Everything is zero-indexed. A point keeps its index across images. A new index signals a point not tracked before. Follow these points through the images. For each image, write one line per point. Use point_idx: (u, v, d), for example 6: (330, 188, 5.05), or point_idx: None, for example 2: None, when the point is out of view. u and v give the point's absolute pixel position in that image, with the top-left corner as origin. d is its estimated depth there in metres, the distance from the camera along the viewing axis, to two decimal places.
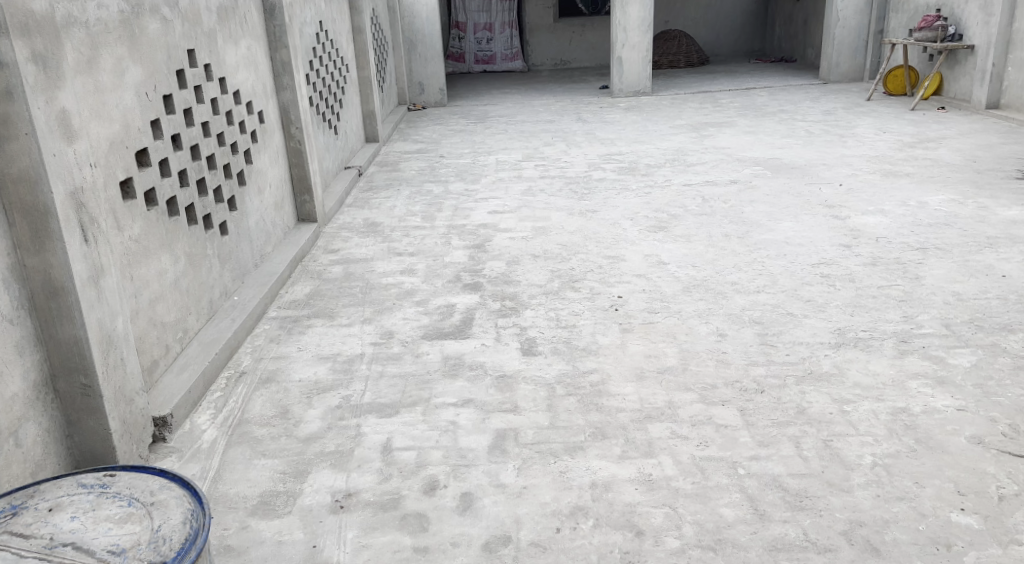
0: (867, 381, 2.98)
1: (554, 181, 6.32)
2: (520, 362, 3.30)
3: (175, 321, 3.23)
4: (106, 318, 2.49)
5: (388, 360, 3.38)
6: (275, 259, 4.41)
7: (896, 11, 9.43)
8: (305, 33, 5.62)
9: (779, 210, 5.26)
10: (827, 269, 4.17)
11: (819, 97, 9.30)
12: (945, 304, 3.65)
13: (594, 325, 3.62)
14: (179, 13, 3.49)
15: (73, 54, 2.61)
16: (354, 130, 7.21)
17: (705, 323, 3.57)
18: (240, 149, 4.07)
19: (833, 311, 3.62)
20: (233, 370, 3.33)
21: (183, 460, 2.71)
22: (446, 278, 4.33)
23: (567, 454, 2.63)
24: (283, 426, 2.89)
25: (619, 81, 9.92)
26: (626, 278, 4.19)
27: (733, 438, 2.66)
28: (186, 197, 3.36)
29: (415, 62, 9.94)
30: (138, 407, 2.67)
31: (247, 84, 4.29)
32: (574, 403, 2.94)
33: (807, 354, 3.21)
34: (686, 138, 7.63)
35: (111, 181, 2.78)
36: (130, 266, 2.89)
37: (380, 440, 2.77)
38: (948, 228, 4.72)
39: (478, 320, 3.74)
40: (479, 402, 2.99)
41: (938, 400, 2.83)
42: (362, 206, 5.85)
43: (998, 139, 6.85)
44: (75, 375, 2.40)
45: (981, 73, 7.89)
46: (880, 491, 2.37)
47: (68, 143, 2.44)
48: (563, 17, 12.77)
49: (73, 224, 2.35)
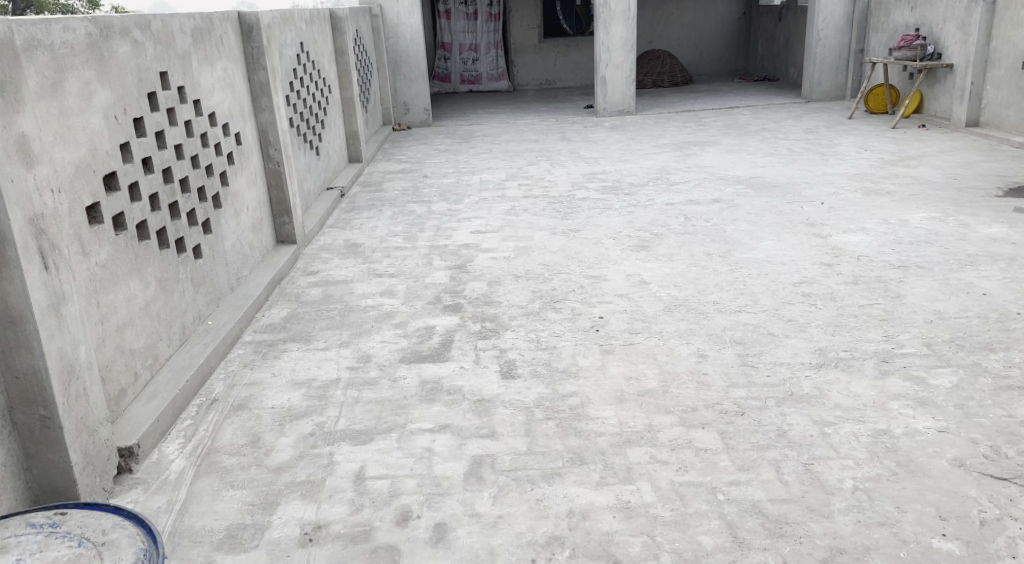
0: (848, 402, 2.94)
1: (538, 200, 6.28)
2: (499, 385, 3.24)
3: (145, 348, 3.16)
4: (68, 348, 2.43)
5: (364, 385, 3.32)
6: (251, 282, 4.35)
7: (876, 30, 9.52)
8: (285, 55, 5.59)
9: (762, 228, 5.25)
10: (809, 288, 4.15)
11: (802, 115, 9.34)
12: (926, 323, 3.63)
13: (574, 347, 3.58)
14: (151, 35, 3.46)
15: (36, 78, 2.57)
16: (337, 151, 7.18)
17: (686, 344, 3.54)
18: (216, 171, 4.02)
19: (814, 330, 3.60)
20: (205, 398, 3.26)
21: (149, 492, 2.64)
22: (426, 299, 4.28)
23: (544, 481, 2.57)
24: (254, 455, 2.83)
25: (603, 101, 9.95)
26: (607, 298, 4.16)
27: (713, 463, 2.62)
28: (157, 221, 3.31)
29: (399, 82, 9.94)
30: (102, 437, 2.60)
31: (224, 106, 4.25)
32: (553, 428, 2.89)
33: (788, 376, 3.18)
34: (669, 157, 7.63)
35: (76, 207, 2.72)
36: (96, 292, 2.82)
37: (352, 469, 2.71)
38: (929, 246, 4.72)
39: (457, 342, 3.70)
40: (456, 427, 2.93)
41: (919, 421, 2.80)
42: (344, 227, 5.80)
43: (977, 157, 6.89)
44: (33, 406, 2.34)
45: (960, 91, 7.96)
46: (861, 517, 2.32)
47: (27, 169, 2.39)
48: (548, 37, 12.82)
49: (32, 251, 2.30)
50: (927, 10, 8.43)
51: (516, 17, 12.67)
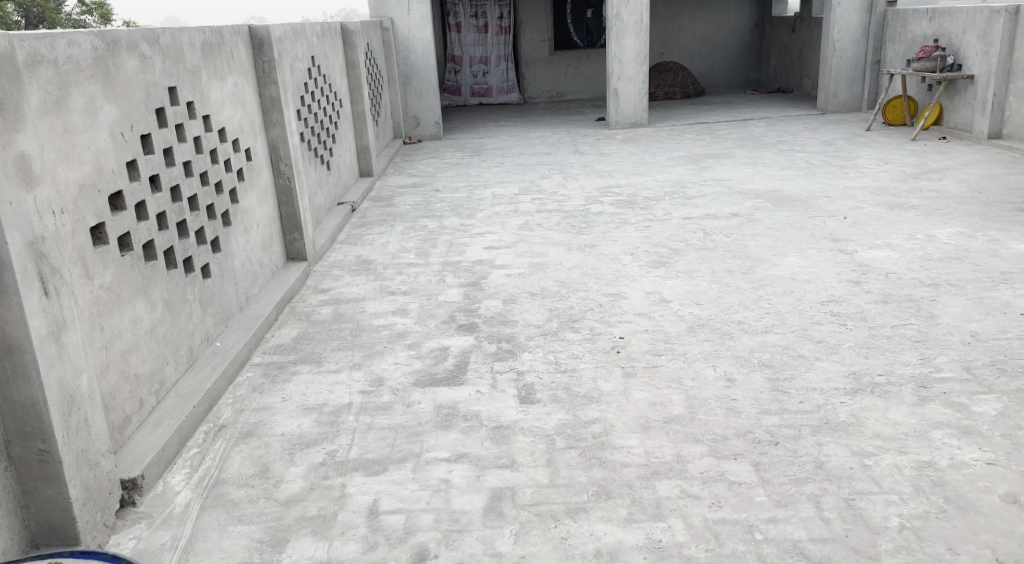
0: (888, 431, 2.79)
1: (552, 215, 6.15)
2: (517, 411, 3.10)
3: (151, 373, 3.04)
4: (68, 377, 2.31)
5: (377, 411, 3.18)
6: (261, 301, 4.23)
7: (894, 41, 9.39)
8: (296, 69, 5.50)
9: (783, 244, 5.10)
10: (837, 307, 3.99)
11: (818, 127, 9.19)
12: (964, 344, 3.47)
13: (595, 369, 3.43)
14: (159, 50, 3.35)
15: (39, 94, 2.46)
16: (348, 165, 7.07)
17: (712, 367, 3.39)
18: (225, 188, 3.91)
19: (846, 353, 3.44)
20: (213, 424, 3.13)
21: (153, 527, 2.51)
22: (440, 318, 4.15)
23: (568, 518, 2.43)
24: (263, 487, 2.70)
25: (615, 113, 9.83)
26: (627, 317, 4.02)
27: (748, 498, 2.47)
28: (165, 241, 3.19)
29: (410, 96, 9.85)
30: (103, 470, 2.47)
31: (233, 122, 4.14)
32: (575, 458, 2.75)
33: (822, 402, 3.02)
34: (685, 170, 7.49)
35: (80, 227, 2.61)
36: (100, 316, 2.70)
37: (365, 502, 2.57)
38: (960, 262, 4.56)
39: (473, 364, 3.56)
40: (473, 457, 2.79)
41: (965, 452, 2.64)
42: (355, 243, 5.69)
43: (1003, 170, 6.72)
44: (31, 440, 2.22)
45: (982, 102, 7.79)
46: (911, 559, 2.17)
47: (27, 189, 2.27)
48: (559, 50, 12.73)
49: (32, 276, 2.19)
50: (946, 20, 8.30)
51: (527, 30, 12.55)
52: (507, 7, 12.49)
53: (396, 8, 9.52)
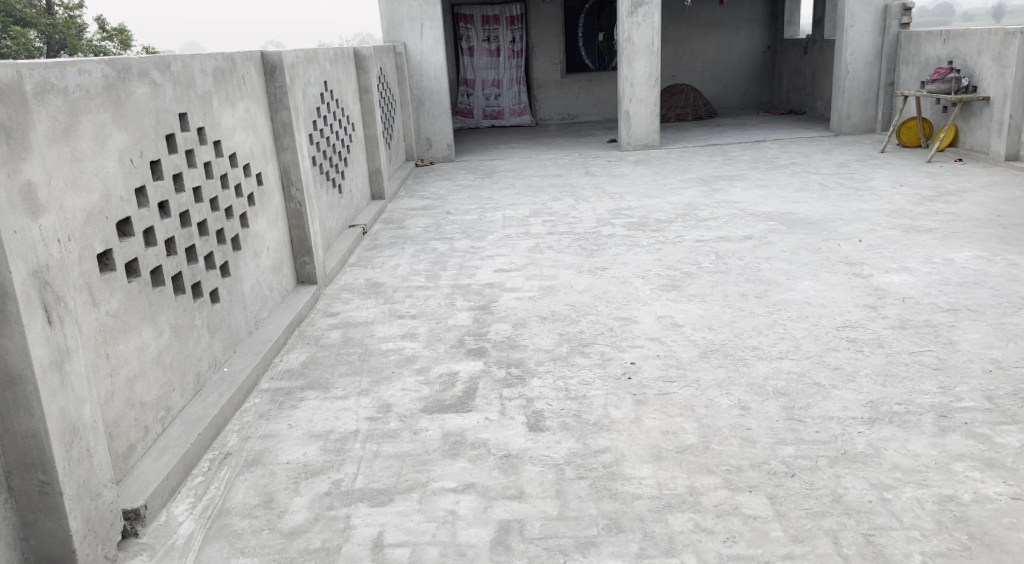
0: (907, 462, 2.71)
1: (563, 237, 6.11)
2: (526, 439, 3.04)
3: (157, 400, 3.01)
4: (71, 407, 2.28)
5: (384, 438, 3.12)
6: (269, 325, 4.19)
7: (908, 63, 9.35)
8: (308, 93, 5.50)
9: (797, 268, 5.03)
10: (853, 332, 3.92)
11: (832, 149, 9.13)
12: (985, 372, 3.38)
13: (606, 396, 3.36)
14: (170, 76, 3.34)
15: (47, 122, 2.45)
16: (359, 188, 7.05)
17: (727, 395, 3.31)
18: (235, 213, 3.89)
19: (863, 381, 3.36)
20: (219, 452, 3.09)
21: (154, 559, 2.47)
22: (449, 343, 4.10)
23: (578, 552, 2.36)
24: (267, 517, 2.65)
25: (627, 135, 9.81)
26: (639, 342, 3.96)
27: (764, 532, 2.39)
28: (173, 266, 3.16)
29: (422, 118, 9.87)
30: (105, 501, 2.43)
31: (244, 146, 4.13)
32: (586, 489, 2.68)
33: (839, 432, 2.94)
34: (697, 193, 7.43)
35: (87, 254, 2.59)
36: (105, 343, 2.67)
37: (370, 535, 2.52)
38: (979, 287, 4.48)
39: (481, 390, 3.50)
40: (481, 487, 2.73)
41: (989, 486, 2.56)
42: (366, 265, 5.66)
43: (1021, 193, 6.63)
44: (31, 471, 2.19)
45: (998, 124, 7.71)
46: None
47: (33, 219, 2.24)
48: (570, 73, 12.76)
49: (35, 305, 2.17)
50: (961, 43, 8.26)
51: (539, 53, 12.60)
52: (519, 30, 12.51)
53: (410, 32, 9.58)
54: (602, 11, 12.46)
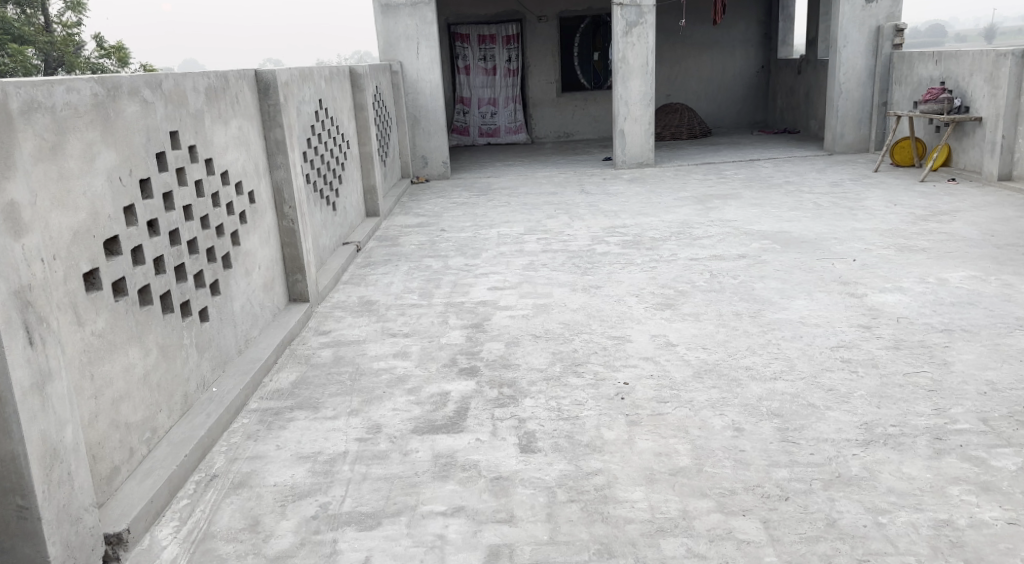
0: (902, 486, 2.68)
1: (557, 255, 6.09)
2: (517, 461, 3.00)
3: (143, 421, 2.96)
4: (52, 430, 2.24)
5: (373, 459, 3.09)
6: (259, 344, 4.15)
7: (900, 84, 9.40)
8: (302, 111, 5.48)
9: (792, 287, 5.02)
10: (848, 352, 3.90)
11: (826, 168, 9.15)
12: (980, 394, 3.35)
13: (598, 417, 3.33)
14: (162, 94, 3.32)
15: (34, 141, 2.43)
16: (353, 206, 7.03)
17: (720, 416, 3.28)
18: (226, 231, 3.87)
19: (858, 402, 3.33)
20: (205, 474, 3.04)
21: None
22: (441, 362, 4.06)
23: None
24: (252, 542, 2.60)
25: (622, 153, 9.81)
26: (632, 361, 3.93)
27: (758, 558, 2.36)
28: (161, 285, 3.13)
29: (418, 136, 9.87)
30: (87, 525, 2.38)
31: (237, 164, 4.11)
32: (577, 513, 2.64)
33: (834, 455, 2.91)
34: (692, 211, 7.42)
35: (72, 274, 2.56)
36: (90, 363, 2.63)
37: (357, 560, 2.48)
38: (974, 308, 4.46)
39: (473, 411, 3.46)
40: (471, 510, 2.69)
41: (984, 511, 2.53)
42: (359, 283, 5.63)
43: (1014, 213, 6.63)
44: (8, 496, 2.15)
45: (991, 144, 7.73)
46: None
47: (16, 238, 2.21)
48: (566, 91, 12.80)
49: (16, 326, 2.13)
50: (953, 63, 8.30)
51: (535, 72, 12.64)
52: (515, 49, 12.56)
53: (405, 51, 9.60)
54: (597, 31, 12.50)
